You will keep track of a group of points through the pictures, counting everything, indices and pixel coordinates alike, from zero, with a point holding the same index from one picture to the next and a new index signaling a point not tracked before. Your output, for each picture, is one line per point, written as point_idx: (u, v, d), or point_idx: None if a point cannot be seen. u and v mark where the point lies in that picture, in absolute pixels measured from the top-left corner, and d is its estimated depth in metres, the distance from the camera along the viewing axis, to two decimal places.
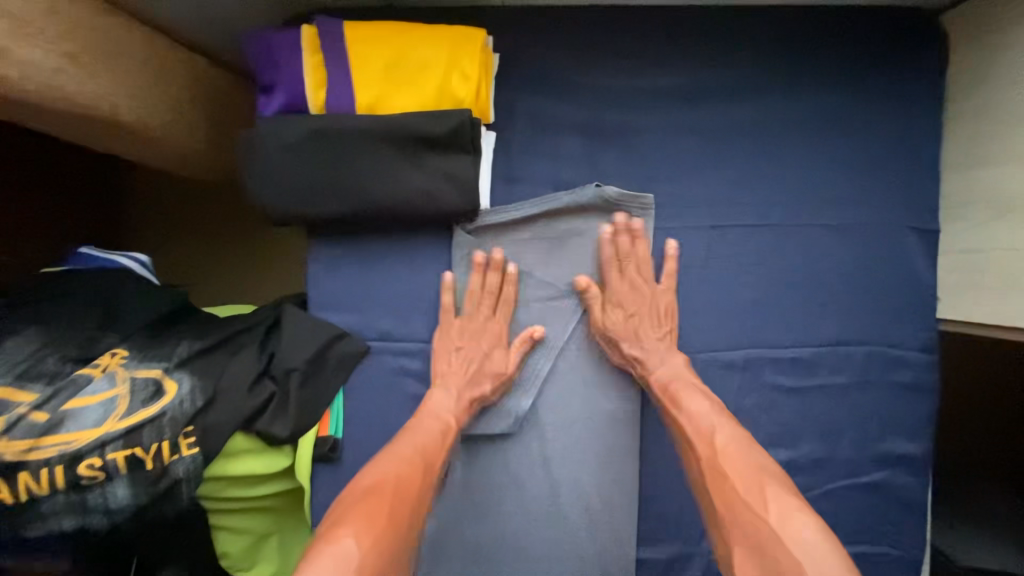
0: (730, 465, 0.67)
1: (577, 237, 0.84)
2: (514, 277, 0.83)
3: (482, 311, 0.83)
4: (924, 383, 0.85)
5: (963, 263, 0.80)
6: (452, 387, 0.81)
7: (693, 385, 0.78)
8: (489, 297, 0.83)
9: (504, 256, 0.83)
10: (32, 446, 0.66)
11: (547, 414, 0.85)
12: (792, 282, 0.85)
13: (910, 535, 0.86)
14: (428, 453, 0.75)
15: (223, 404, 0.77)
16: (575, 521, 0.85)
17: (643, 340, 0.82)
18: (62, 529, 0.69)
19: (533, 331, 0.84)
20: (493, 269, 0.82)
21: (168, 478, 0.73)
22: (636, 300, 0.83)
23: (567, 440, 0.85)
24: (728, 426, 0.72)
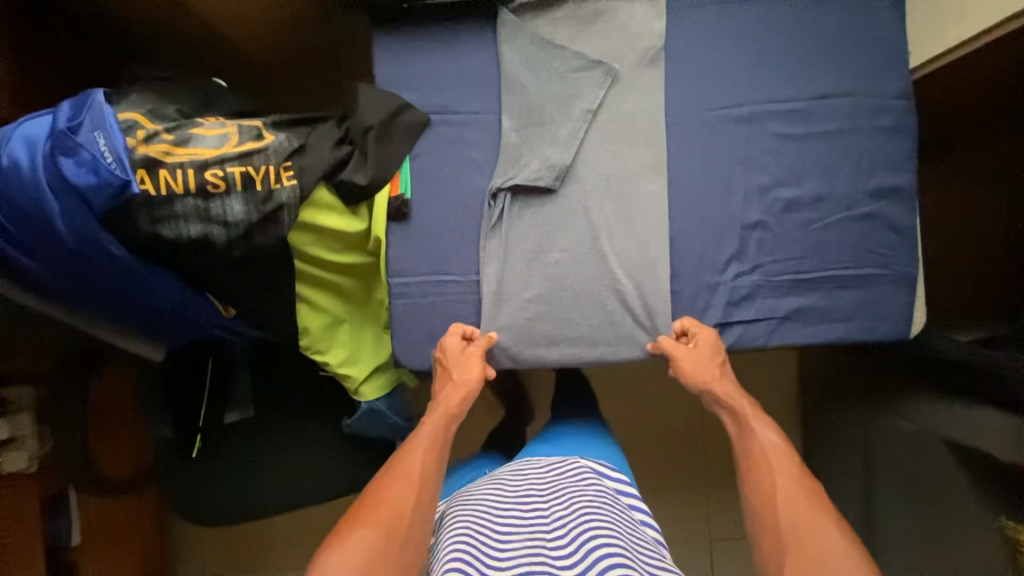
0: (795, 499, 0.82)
1: (602, 16, 0.99)
2: (552, 47, 0.98)
3: (458, 361, 0.95)
4: (903, 125, 1.00)
5: (927, 7, 0.97)
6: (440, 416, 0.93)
7: (765, 424, 0.93)
8: (532, 67, 0.98)
9: (541, 32, 0.98)
10: (167, 152, 0.79)
11: (586, 168, 0.98)
12: (786, 45, 1.00)
13: (903, 258, 1.00)
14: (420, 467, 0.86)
15: (314, 152, 0.90)
16: (616, 259, 0.98)
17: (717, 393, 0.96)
18: (190, 233, 0.81)
19: (570, 95, 0.97)
20: (534, 42, 0.98)
21: (274, 202, 0.86)
22: (702, 367, 0.95)
23: (607, 189, 0.98)
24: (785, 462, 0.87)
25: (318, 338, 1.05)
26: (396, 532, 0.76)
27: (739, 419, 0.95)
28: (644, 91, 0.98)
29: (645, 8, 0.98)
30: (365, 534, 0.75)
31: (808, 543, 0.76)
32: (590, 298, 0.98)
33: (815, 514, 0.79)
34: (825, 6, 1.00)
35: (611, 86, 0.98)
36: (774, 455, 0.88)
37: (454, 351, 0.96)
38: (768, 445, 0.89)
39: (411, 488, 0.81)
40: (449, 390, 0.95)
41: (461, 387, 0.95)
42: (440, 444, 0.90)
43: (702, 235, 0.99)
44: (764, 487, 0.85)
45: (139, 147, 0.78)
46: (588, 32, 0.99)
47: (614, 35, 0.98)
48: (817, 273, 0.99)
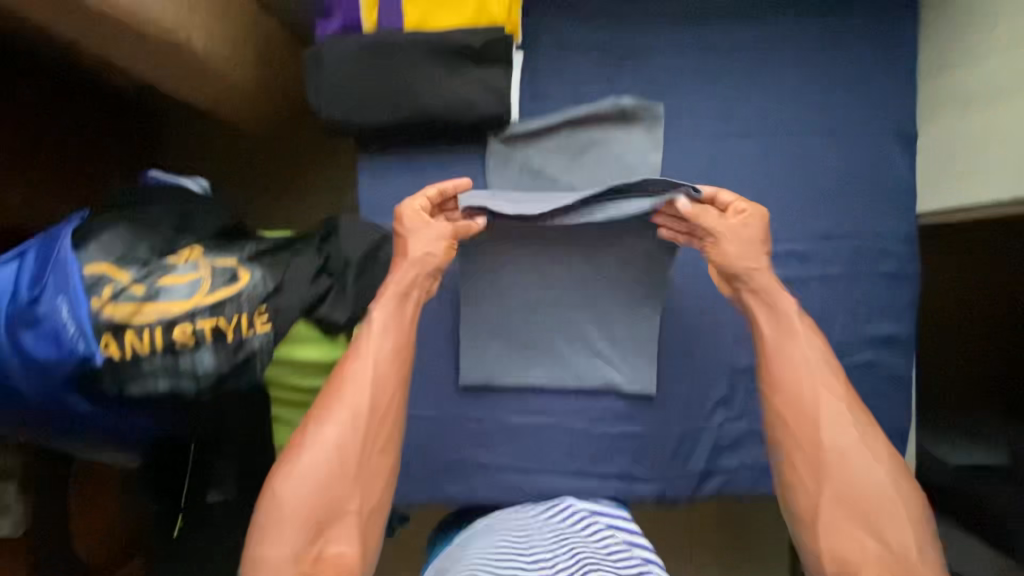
0: (830, 437, 0.71)
1: (596, 147, 0.93)
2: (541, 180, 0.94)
3: (420, 223, 0.82)
4: (906, 272, 0.96)
5: (938, 157, 0.92)
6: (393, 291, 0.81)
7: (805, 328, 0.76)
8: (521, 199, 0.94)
9: (530, 162, 0.94)
10: (135, 311, 0.77)
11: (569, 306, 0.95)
12: (787, 184, 0.95)
13: (896, 408, 0.97)
14: (381, 385, 0.78)
15: (290, 291, 0.88)
16: (597, 400, 0.96)
17: (776, 306, 0.77)
18: (157, 388, 0.79)
19: (557, 231, 0.94)
20: (524, 174, 0.94)
21: (246, 350, 0.83)
22: (745, 249, 0.78)
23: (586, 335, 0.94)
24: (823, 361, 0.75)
25: None
26: (354, 461, 0.74)
27: (776, 312, 0.77)
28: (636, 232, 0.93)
29: (642, 142, 0.93)
30: (315, 465, 0.72)
31: (862, 481, 0.69)
32: (570, 438, 0.96)
33: (870, 444, 0.70)
34: (831, 144, 0.95)
35: (600, 225, 0.93)
36: (812, 371, 0.74)
37: (404, 231, 0.82)
38: (810, 359, 0.74)
39: (362, 413, 0.76)
40: (409, 265, 0.81)
41: (416, 253, 0.82)
42: (399, 355, 0.80)
43: (691, 378, 0.96)
44: (801, 416, 0.73)
45: (105, 308, 0.76)
46: (579, 163, 0.94)
47: (607, 167, 0.93)
48: None
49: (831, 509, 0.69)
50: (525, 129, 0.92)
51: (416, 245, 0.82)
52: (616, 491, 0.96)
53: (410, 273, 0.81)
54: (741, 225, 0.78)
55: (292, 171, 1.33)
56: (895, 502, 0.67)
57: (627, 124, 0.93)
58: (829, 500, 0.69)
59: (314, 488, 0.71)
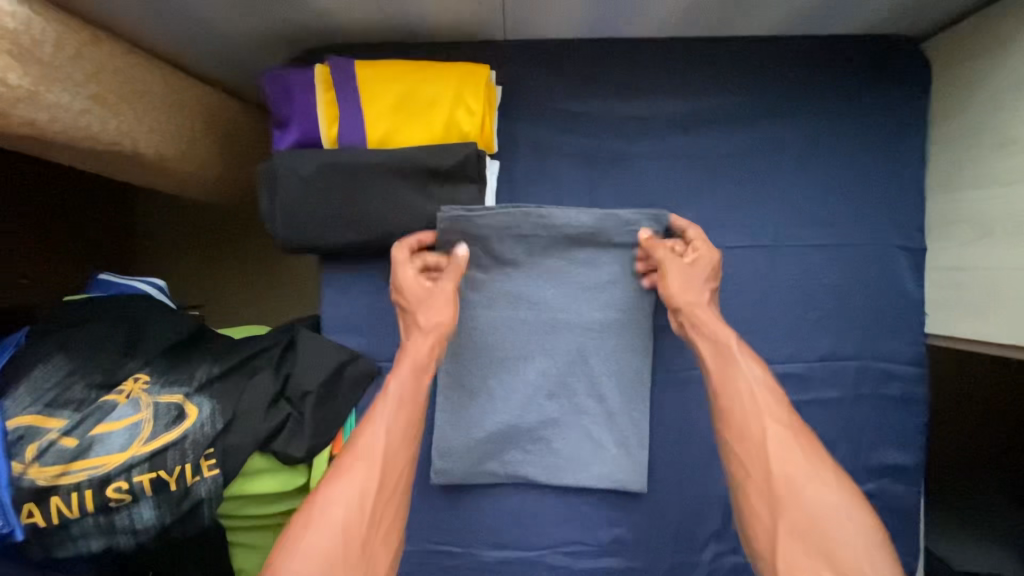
0: (777, 461, 0.62)
1: (584, 258, 0.85)
2: (517, 291, 0.85)
3: (419, 279, 0.77)
4: (914, 396, 0.88)
5: (947, 278, 0.84)
6: (414, 362, 0.73)
7: (749, 355, 0.71)
8: (491, 314, 0.86)
9: (500, 274, 0.85)
10: (63, 470, 0.69)
11: (551, 423, 0.87)
12: (784, 301, 0.88)
13: (903, 541, 0.89)
14: (391, 450, 0.67)
15: (242, 426, 0.80)
16: (577, 533, 0.88)
17: (706, 328, 0.74)
18: (90, 549, 0.72)
19: (537, 343, 0.86)
20: (491, 288, 0.86)
21: (191, 499, 0.76)
22: (689, 285, 0.77)
23: (551, 472, 0.87)
24: (770, 390, 0.67)
25: None
26: (366, 522, 0.63)
27: (720, 345, 0.71)
28: (607, 372, 0.86)
29: (623, 278, 0.85)
30: (327, 523, 0.61)
31: (810, 504, 0.60)
32: (550, 574, 0.89)
33: (812, 457, 0.62)
34: (832, 258, 0.88)
35: (580, 342, 0.86)
36: (760, 396, 0.67)
37: (411, 291, 0.77)
38: (756, 385, 0.67)
39: (376, 470, 0.65)
40: (426, 325, 0.75)
41: (424, 302, 0.76)
42: (412, 410, 0.70)
43: (681, 509, 0.89)
44: (749, 440, 0.65)
45: (28, 470, 0.68)
46: (555, 291, 0.85)
47: (593, 279, 0.85)
48: None
49: (796, 556, 0.58)
50: (495, 228, 0.81)
51: (424, 316, 0.76)
52: None
53: (425, 346, 0.74)
54: (693, 263, 0.77)
55: (243, 268, 1.27)
56: (861, 539, 0.57)
57: (608, 252, 0.85)
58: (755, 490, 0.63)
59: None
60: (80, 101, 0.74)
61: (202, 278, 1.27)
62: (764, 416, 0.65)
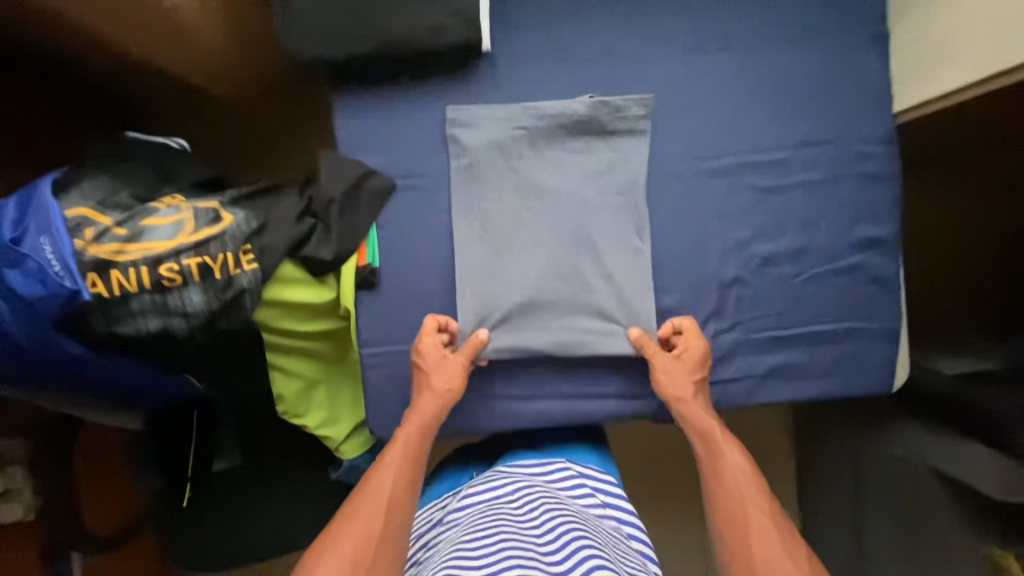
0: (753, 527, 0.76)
1: (581, 144, 0.95)
2: (523, 156, 0.95)
3: (434, 343, 0.91)
4: (886, 173, 0.96)
5: (907, 52, 0.93)
6: (421, 419, 0.89)
7: (735, 447, 0.87)
8: (497, 170, 0.95)
9: (501, 136, 0.94)
10: (118, 250, 0.77)
11: (559, 287, 0.95)
12: (763, 93, 0.96)
13: (887, 309, 0.97)
14: (396, 497, 0.80)
15: (275, 229, 0.88)
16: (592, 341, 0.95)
17: (692, 415, 0.89)
18: (148, 329, 0.80)
19: (542, 207, 0.95)
20: (493, 149, 0.94)
21: (234, 288, 0.84)
22: (676, 380, 0.90)
23: (560, 339, 0.94)
24: (751, 481, 0.82)
25: (294, 404, 1.04)
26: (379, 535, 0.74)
27: (710, 445, 0.87)
28: (609, 245, 0.95)
29: (618, 158, 0.95)
30: (342, 549, 0.72)
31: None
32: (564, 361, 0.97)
33: (787, 537, 0.75)
34: (803, 50, 0.95)
35: (581, 218, 0.95)
36: (743, 483, 0.82)
37: (432, 343, 0.91)
38: (739, 473, 0.83)
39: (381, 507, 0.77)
40: (436, 384, 0.90)
41: (434, 359, 0.91)
42: (415, 462, 0.85)
43: (680, 293, 0.96)
44: (733, 516, 0.78)
45: (89, 248, 0.76)
46: (554, 180, 0.95)
47: (590, 163, 0.95)
48: (797, 328, 0.96)
49: None
50: (492, 117, 0.94)
51: (430, 377, 0.90)
52: (612, 411, 0.97)
53: (434, 402, 0.90)
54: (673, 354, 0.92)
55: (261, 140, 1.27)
56: None
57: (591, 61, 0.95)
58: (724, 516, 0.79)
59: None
60: None
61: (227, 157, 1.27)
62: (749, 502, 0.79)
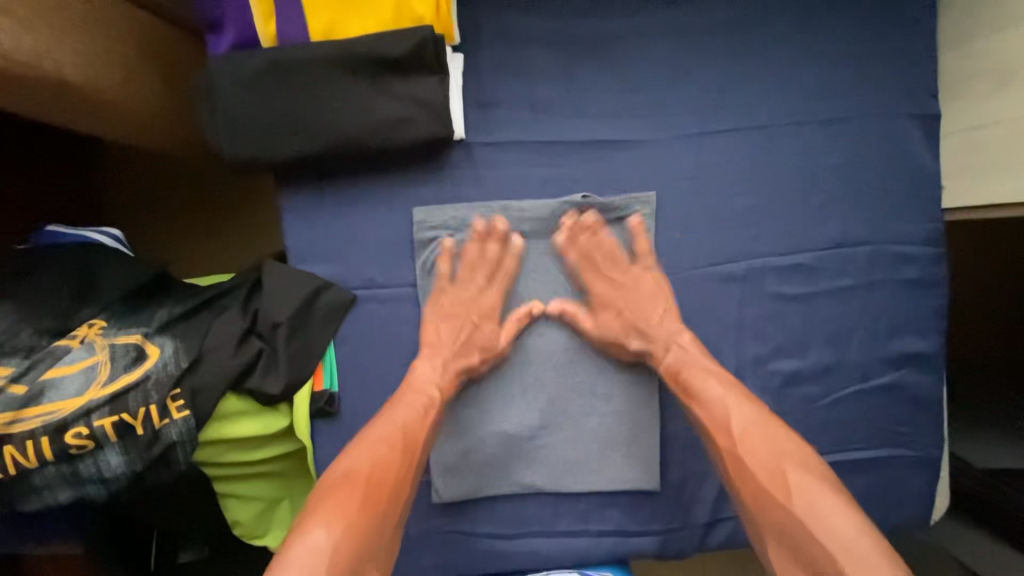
0: (754, 455, 0.66)
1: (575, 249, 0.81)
2: (519, 250, 0.80)
3: (475, 280, 0.80)
4: (931, 278, 0.82)
5: (965, 142, 0.77)
6: (439, 357, 0.78)
7: (700, 361, 0.75)
8: (483, 267, 0.80)
9: (478, 236, 0.80)
10: (13, 418, 0.64)
11: (553, 417, 0.82)
12: (788, 185, 0.81)
13: (926, 432, 0.84)
14: (380, 466, 0.68)
15: (210, 364, 0.75)
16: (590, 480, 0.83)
17: (646, 333, 0.78)
18: (58, 501, 0.68)
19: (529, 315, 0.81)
20: (472, 254, 0.80)
21: (162, 442, 0.71)
22: (637, 304, 0.79)
23: (552, 476, 0.82)
24: (742, 406, 0.70)
25: (252, 528, 0.92)
26: (348, 546, 0.59)
27: (694, 392, 0.73)
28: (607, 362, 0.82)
29: (618, 266, 0.81)
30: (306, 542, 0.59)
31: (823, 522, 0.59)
32: (556, 494, 0.84)
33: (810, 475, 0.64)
34: (838, 134, 0.80)
35: (574, 339, 0.81)
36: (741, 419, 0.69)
37: (478, 278, 0.80)
38: (730, 408, 0.70)
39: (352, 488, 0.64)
40: (445, 366, 0.78)
41: (473, 312, 0.80)
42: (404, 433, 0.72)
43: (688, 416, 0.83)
44: (749, 462, 0.66)
45: None
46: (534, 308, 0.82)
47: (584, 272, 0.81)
48: (823, 457, 0.83)
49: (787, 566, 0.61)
50: (473, 221, 0.80)
51: (432, 368, 0.78)
52: (610, 550, 0.84)
53: (413, 402, 0.75)
54: (616, 274, 0.80)
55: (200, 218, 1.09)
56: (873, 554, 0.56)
57: (585, 147, 0.80)
58: (776, 537, 0.62)
59: (336, 553, 0.58)
60: None
61: (161, 242, 1.09)
62: (738, 427, 0.69)
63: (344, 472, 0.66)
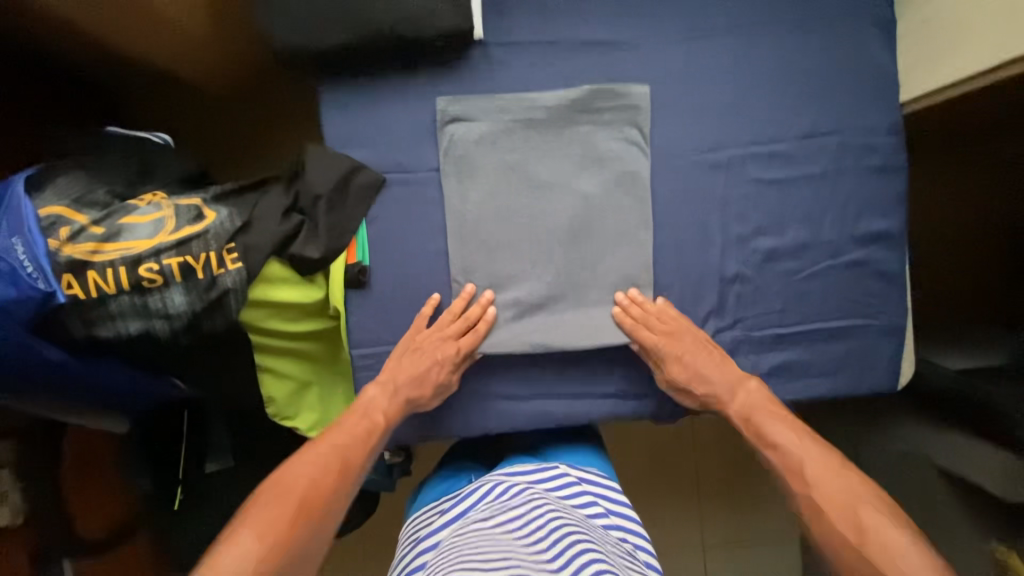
0: (822, 480, 0.75)
1: (581, 136, 0.91)
2: (527, 132, 0.91)
3: (447, 329, 0.89)
4: (892, 165, 0.93)
5: (918, 39, 0.89)
6: (392, 385, 0.88)
7: (767, 405, 0.86)
8: (493, 149, 0.91)
9: (486, 122, 0.91)
10: (95, 250, 0.74)
11: (560, 287, 0.92)
12: (765, 82, 0.92)
13: (892, 305, 0.94)
14: (349, 451, 0.83)
15: (260, 227, 0.85)
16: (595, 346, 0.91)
17: (710, 381, 0.88)
18: (129, 332, 0.77)
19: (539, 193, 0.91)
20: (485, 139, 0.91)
21: (218, 288, 0.81)
22: (678, 338, 0.88)
23: (562, 342, 0.91)
24: (808, 446, 0.80)
25: (284, 406, 0.99)
26: (273, 547, 0.69)
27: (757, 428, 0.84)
28: (610, 237, 0.92)
29: (619, 150, 0.91)
30: (243, 540, 0.68)
31: (870, 529, 0.68)
32: (562, 359, 0.94)
33: (862, 490, 0.73)
34: (808, 37, 0.92)
35: (580, 215, 0.91)
36: (812, 455, 0.78)
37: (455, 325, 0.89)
38: (807, 457, 0.78)
39: (292, 496, 0.75)
40: (406, 380, 0.87)
41: (437, 353, 0.87)
42: (360, 425, 0.85)
43: (681, 289, 0.93)
44: (802, 471, 0.77)
45: (64, 248, 0.73)
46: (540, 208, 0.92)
47: (589, 157, 0.91)
48: (800, 326, 0.94)
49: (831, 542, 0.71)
50: (485, 108, 0.91)
51: (381, 393, 0.88)
52: (611, 411, 0.94)
53: (358, 425, 0.85)
54: (676, 326, 0.89)
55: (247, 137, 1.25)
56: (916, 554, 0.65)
57: (588, 47, 0.91)
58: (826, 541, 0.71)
59: (262, 549, 0.68)
60: None
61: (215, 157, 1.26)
62: (809, 471, 0.77)
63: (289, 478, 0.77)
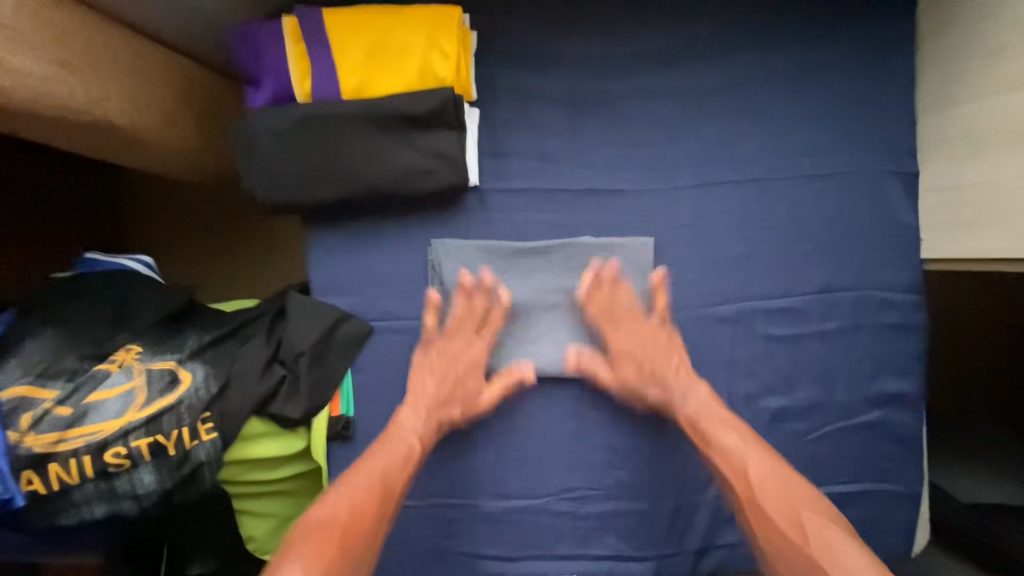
0: (770, 503, 0.68)
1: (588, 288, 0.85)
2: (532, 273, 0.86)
3: (464, 331, 0.83)
4: (909, 323, 0.88)
5: (943, 200, 0.83)
6: (422, 403, 0.80)
7: (719, 412, 0.78)
8: (473, 320, 0.83)
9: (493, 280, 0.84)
10: (59, 438, 0.70)
11: (550, 442, 0.88)
12: (776, 233, 0.87)
13: (906, 469, 0.89)
14: (391, 477, 0.73)
15: (238, 388, 0.80)
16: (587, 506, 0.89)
17: (665, 382, 0.82)
18: (94, 515, 0.73)
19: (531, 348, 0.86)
20: (482, 292, 0.83)
21: (191, 462, 0.76)
22: (638, 343, 0.82)
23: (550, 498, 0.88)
24: (775, 479, 0.70)
25: (265, 543, 0.93)
26: (340, 547, 0.63)
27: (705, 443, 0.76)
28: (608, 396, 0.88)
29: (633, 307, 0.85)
30: (309, 543, 0.62)
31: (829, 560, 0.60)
32: (557, 520, 0.89)
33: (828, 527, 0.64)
34: (824, 187, 0.86)
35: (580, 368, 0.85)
36: (759, 475, 0.71)
37: (465, 331, 0.84)
38: (780, 501, 0.67)
39: (342, 518, 0.66)
40: (442, 382, 0.82)
41: (459, 364, 0.83)
42: (404, 452, 0.76)
43: (682, 447, 0.89)
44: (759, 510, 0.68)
45: (25, 438, 0.69)
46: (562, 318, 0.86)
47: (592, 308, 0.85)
48: None
49: None
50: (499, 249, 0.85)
51: (415, 416, 0.80)
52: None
53: (396, 448, 0.76)
54: (625, 319, 0.83)
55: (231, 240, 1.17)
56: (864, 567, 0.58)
57: (589, 195, 0.86)
58: None
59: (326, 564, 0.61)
60: (53, 70, 0.73)
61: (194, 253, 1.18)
62: (758, 486, 0.70)
63: (336, 505, 0.67)
